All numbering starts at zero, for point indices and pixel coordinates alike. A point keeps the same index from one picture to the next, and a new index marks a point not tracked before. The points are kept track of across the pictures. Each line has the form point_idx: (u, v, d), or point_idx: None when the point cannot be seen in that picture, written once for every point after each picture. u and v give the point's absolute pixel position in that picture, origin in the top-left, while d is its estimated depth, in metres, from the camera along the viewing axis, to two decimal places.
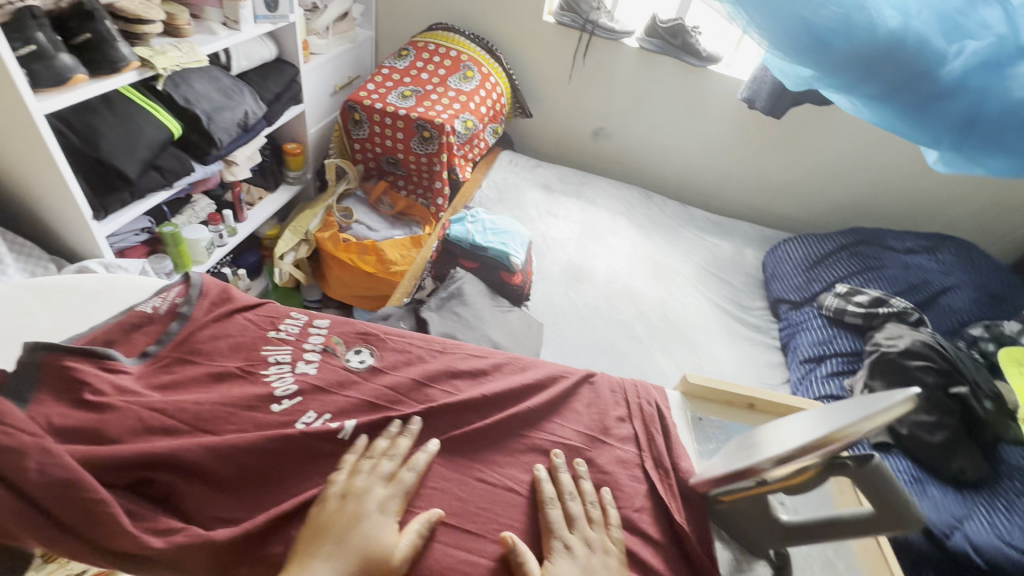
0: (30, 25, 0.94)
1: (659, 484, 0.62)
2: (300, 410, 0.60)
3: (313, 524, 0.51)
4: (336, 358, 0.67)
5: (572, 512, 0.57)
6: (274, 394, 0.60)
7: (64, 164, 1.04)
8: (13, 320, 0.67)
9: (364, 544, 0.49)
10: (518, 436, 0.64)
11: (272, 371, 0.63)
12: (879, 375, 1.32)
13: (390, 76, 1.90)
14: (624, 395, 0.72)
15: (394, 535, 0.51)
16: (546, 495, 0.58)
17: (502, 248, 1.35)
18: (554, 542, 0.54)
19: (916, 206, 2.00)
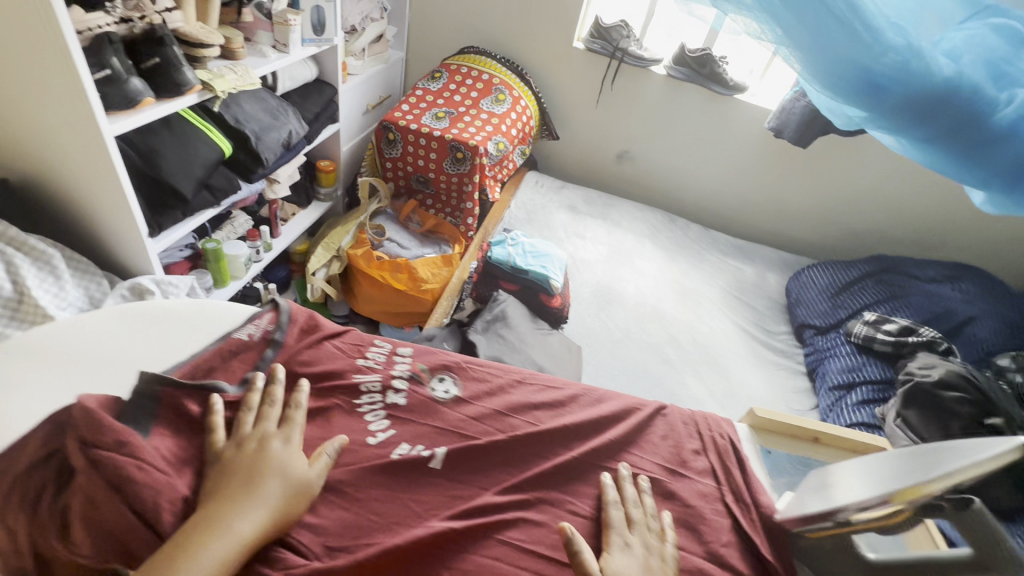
0: (107, 51, 0.96)
1: (742, 519, 0.64)
2: (394, 442, 0.62)
3: (223, 465, 0.54)
4: (422, 386, 0.68)
5: (632, 515, 0.60)
6: (368, 428, 0.62)
7: (127, 184, 1.06)
8: (117, 347, 0.68)
9: (279, 471, 0.54)
10: (601, 469, 0.65)
11: (364, 402, 0.65)
12: (913, 406, 1.33)
13: (424, 97, 1.93)
14: (697, 427, 0.74)
15: (305, 463, 0.56)
16: (608, 496, 0.61)
17: (542, 271, 1.38)
18: (612, 538, 0.57)
19: (938, 235, 2.01)
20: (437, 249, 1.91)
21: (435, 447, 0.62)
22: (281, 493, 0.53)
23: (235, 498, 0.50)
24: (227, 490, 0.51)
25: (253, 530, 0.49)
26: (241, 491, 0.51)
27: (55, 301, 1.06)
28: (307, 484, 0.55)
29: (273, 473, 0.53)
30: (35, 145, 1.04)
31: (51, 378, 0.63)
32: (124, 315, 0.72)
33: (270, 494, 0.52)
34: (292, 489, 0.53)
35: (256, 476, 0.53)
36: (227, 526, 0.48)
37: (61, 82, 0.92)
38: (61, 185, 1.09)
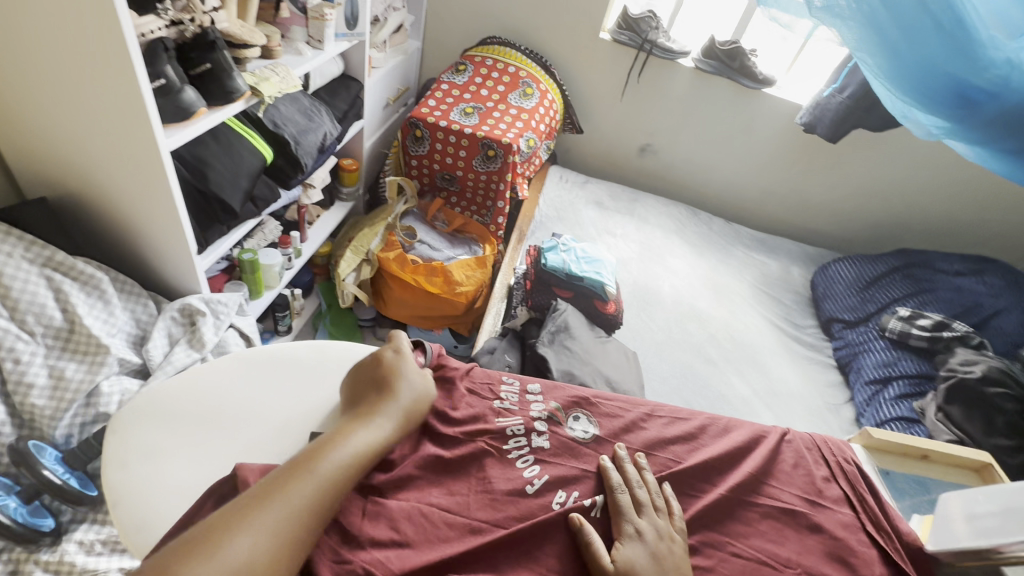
0: (162, 58, 0.88)
1: (889, 549, 0.65)
2: (550, 489, 0.63)
3: (364, 381, 0.71)
4: (560, 424, 0.71)
5: (639, 498, 0.62)
6: (524, 476, 0.64)
7: (180, 202, 1.00)
8: (250, 401, 0.71)
9: (404, 381, 0.69)
10: (749, 504, 0.66)
11: (512, 447, 0.67)
12: (955, 400, 1.38)
13: (450, 92, 1.85)
14: (821, 452, 0.75)
15: (425, 379, 0.72)
16: (614, 480, 0.63)
17: (597, 278, 1.37)
18: (625, 526, 0.59)
19: (952, 229, 2.07)
20: (469, 250, 1.84)
21: (594, 497, 0.63)
22: (409, 398, 0.68)
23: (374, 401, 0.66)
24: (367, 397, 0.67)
25: (392, 426, 0.64)
26: (377, 396, 0.67)
27: (106, 327, 0.99)
28: (425, 390, 0.70)
29: (399, 381, 0.69)
30: (88, 172, 0.98)
31: (198, 448, 0.66)
32: (247, 367, 0.75)
33: (399, 398, 0.67)
34: (415, 395, 0.69)
35: (388, 384, 0.68)
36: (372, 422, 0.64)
37: (116, 89, 0.85)
38: (112, 212, 1.04)
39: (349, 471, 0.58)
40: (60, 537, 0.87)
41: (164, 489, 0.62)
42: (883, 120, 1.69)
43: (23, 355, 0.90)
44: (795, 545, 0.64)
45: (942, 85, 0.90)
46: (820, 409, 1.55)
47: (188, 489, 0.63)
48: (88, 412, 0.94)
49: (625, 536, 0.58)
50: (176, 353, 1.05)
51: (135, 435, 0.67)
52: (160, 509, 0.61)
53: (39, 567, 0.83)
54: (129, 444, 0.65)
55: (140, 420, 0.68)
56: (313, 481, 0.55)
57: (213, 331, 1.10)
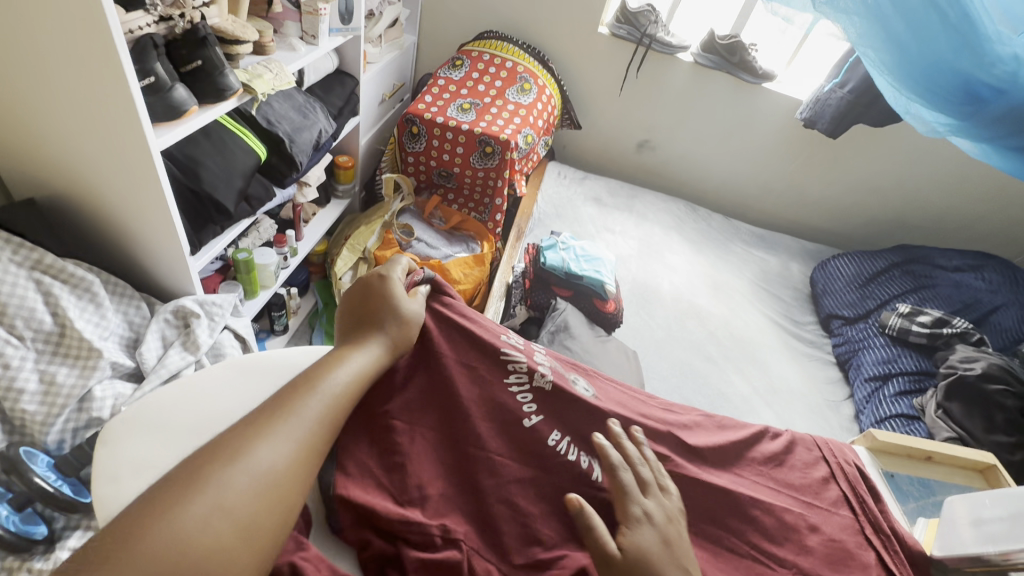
0: (152, 55, 0.86)
1: (885, 552, 0.64)
2: (547, 429, 0.67)
3: (355, 303, 0.68)
4: (564, 378, 0.74)
5: (643, 477, 0.61)
6: (523, 411, 0.68)
7: (172, 203, 0.98)
8: (244, 405, 0.69)
9: (394, 301, 0.68)
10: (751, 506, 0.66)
11: (514, 383, 0.70)
12: (955, 398, 1.38)
13: (447, 87, 1.83)
14: (821, 453, 0.75)
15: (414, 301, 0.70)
16: (613, 459, 0.61)
17: (597, 276, 1.35)
18: (632, 507, 0.57)
19: (951, 225, 2.07)
20: (466, 247, 1.82)
21: (590, 457, 0.66)
22: (399, 319, 0.67)
23: (366, 323, 0.65)
24: (358, 319, 0.66)
25: (384, 346, 0.64)
26: (367, 317, 0.66)
27: (97, 331, 0.98)
28: (416, 312, 0.69)
29: (388, 301, 0.67)
30: (79, 172, 0.96)
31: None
32: (243, 375, 0.72)
33: (389, 320, 0.66)
34: (406, 317, 0.68)
35: (377, 305, 0.67)
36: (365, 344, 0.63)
37: (104, 87, 0.82)
38: (102, 212, 1.01)
39: (347, 392, 0.57)
40: (54, 545, 0.85)
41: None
42: (883, 115, 1.67)
43: (12, 360, 0.88)
44: (795, 546, 0.63)
45: (948, 82, 0.90)
46: (821, 406, 1.54)
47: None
48: (80, 417, 0.92)
49: (634, 517, 0.56)
50: (169, 356, 1.03)
51: (125, 449, 0.63)
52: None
53: (32, 575, 0.81)
54: (119, 460, 0.62)
55: (130, 431, 0.64)
56: (318, 400, 0.54)
57: (207, 333, 1.08)
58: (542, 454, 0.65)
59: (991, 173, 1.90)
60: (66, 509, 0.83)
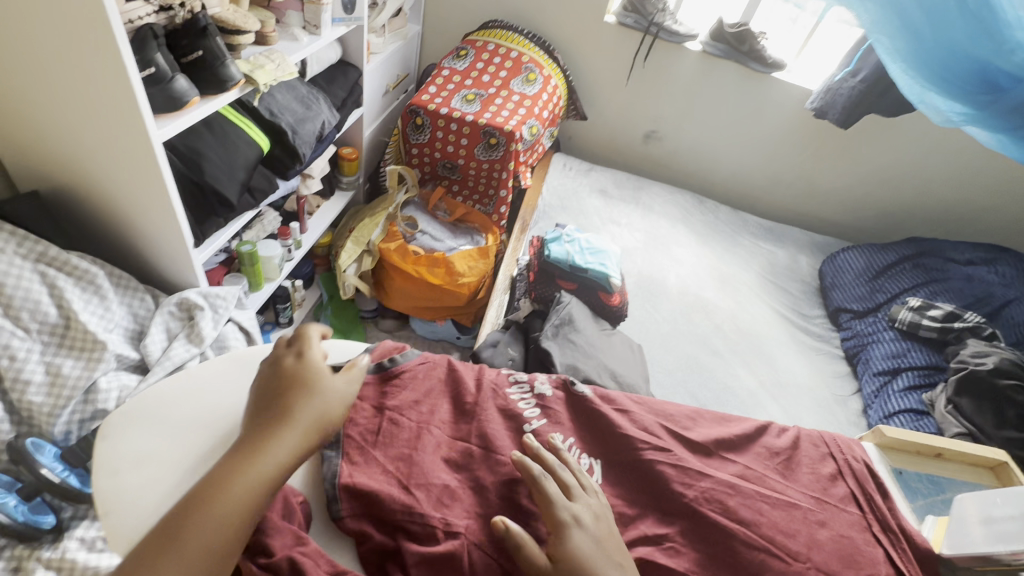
0: (151, 46, 0.85)
1: (892, 551, 0.64)
2: (549, 430, 0.68)
3: (268, 390, 0.59)
4: (569, 381, 0.75)
5: (566, 482, 0.60)
6: (524, 415, 0.69)
7: (175, 196, 0.98)
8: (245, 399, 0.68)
9: (310, 393, 0.59)
10: (754, 496, 0.66)
11: (516, 390, 0.72)
12: (965, 392, 1.35)
13: (451, 78, 1.81)
14: (829, 450, 0.73)
15: (334, 385, 0.61)
16: (535, 472, 0.59)
17: (602, 269, 1.34)
18: (560, 515, 0.56)
19: (964, 216, 2.03)
20: (471, 239, 1.81)
21: (593, 461, 0.67)
22: (315, 415, 0.58)
23: (271, 422, 0.56)
24: (264, 414, 0.57)
25: (291, 451, 0.55)
26: (272, 413, 0.57)
27: (102, 323, 0.98)
28: (342, 397, 0.61)
29: (301, 392, 0.58)
30: (80, 164, 0.96)
31: (190, 455, 0.62)
32: (246, 370, 0.72)
33: (298, 415, 0.57)
34: (322, 409, 0.59)
35: (287, 399, 0.58)
36: (267, 453, 0.54)
37: (102, 78, 0.82)
38: (106, 204, 1.01)
39: (236, 519, 0.50)
40: (62, 534, 0.86)
41: (159, 496, 0.59)
42: (896, 105, 1.63)
43: (19, 352, 0.89)
44: (803, 540, 0.63)
45: (963, 69, 0.89)
46: (828, 400, 1.53)
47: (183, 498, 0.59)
48: (86, 409, 0.93)
49: (563, 526, 0.55)
50: (174, 348, 1.03)
51: (128, 439, 0.63)
52: (150, 517, 0.57)
53: (42, 564, 0.82)
54: (122, 449, 0.62)
55: (133, 424, 0.64)
56: (199, 545, 0.48)
57: (212, 326, 1.09)
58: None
59: (1006, 164, 1.86)
60: (72, 499, 0.84)
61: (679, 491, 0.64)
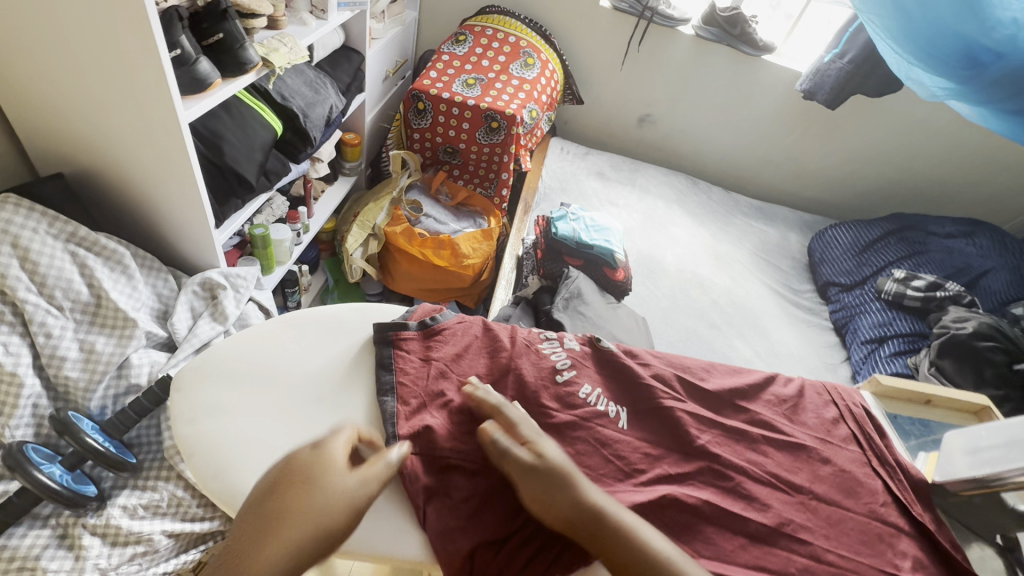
0: (177, 28, 0.87)
1: (890, 482, 0.71)
2: (578, 381, 0.73)
3: (290, 471, 0.54)
4: (595, 338, 0.80)
5: (518, 412, 0.65)
6: (555, 367, 0.74)
7: (200, 178, 1.00)
8: (299, 355, 0.73)
9: (314, 489, 0.52)
10: (759, 437, 0.72)
11: (547, 345, 0.77)
12: (947, 355, 1.44)
13: (451, 63, 1.83)
14: (831, 397, 0.80)
15: (347, 476, 0.54)
16: (493, 401, 0.65)
17: (607, 245, 1.42)
18: (525, 433, 0.62)
19: (944, 193, 2.12)
20: (473, 222, 1.84)
21: (619, 407, 0.72)
22: (310, 517, 0.50)
23: (273, 511, 0.50)
24: (261, 512, 0.51)
25: (300, 533, 0.49)
26: (268, 517, 0.50)
27: (131, 301, 1.01)
28: (350, 498, 0.53)
29: (306, 485, 0.52)
30: (106, 148, 0.98)
31: (258, 405, 0.68)
32: (299, 328, 0.77)
33: (306, 512, 0.51)
34: (326, 501, 0.52)
35: (286, 498, 0.51)
36: (270, 549, 0.48)
37: (134, 61, 0.84)
38: (131, 186, 1.04)
39: None
40: (105, 502, 0.90)
41: (236, 440, 0.65)
42: (880, 85, 1.70)
43: (54, 329, 0.92)
44: (806, 475, 0.70)
45: (949, 45, 0.93)
46: (819, 369, 1.61)
47: (258, 441, 0.65)
48: (120, 384, 0.96)
49: (526, 441, 0.61)
50: (199, 326, 1.06)
51: (200, 393, 0.69)
52: (230, 458, 0.63)
53: (88, 530, 0.87)
54: (197, 402, 0.68)
55: (204, 378, 0.70)
56: None
57: (234, 305, 1.11)
58: (574, 401, 0.71)
59: (988, 139, 1.95)
60: (117, 467, 0.88)
61: (695, 431, 0.70)
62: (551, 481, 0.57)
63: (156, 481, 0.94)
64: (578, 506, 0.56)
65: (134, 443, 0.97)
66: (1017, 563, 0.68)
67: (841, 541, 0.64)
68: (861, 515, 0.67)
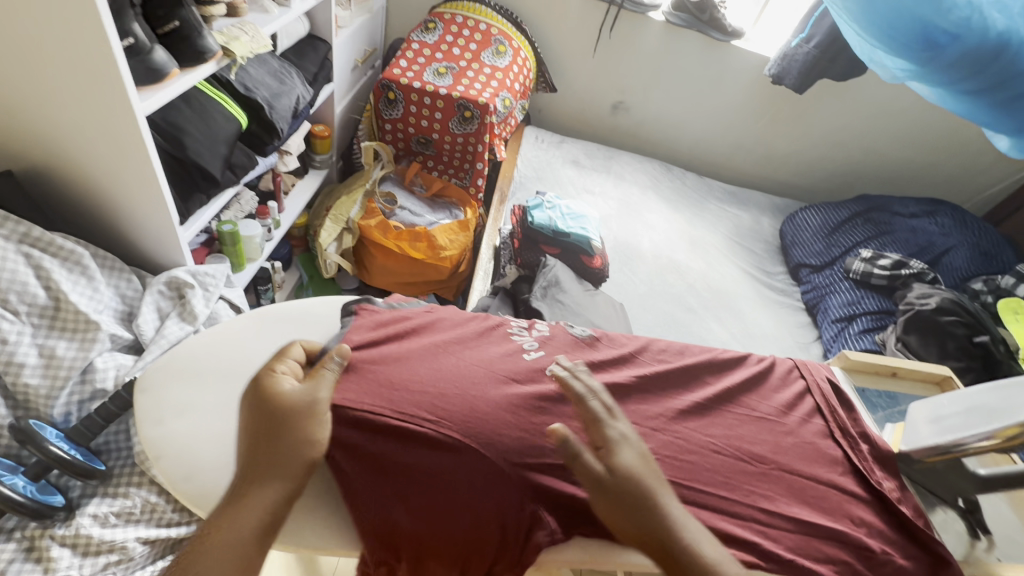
0: (129, 15, 0.82)
1: (850, 452, 0.73)
2: (548, 361, 0.74)
3: (257, 401, 0.62)
4: (567, 329, 0.83)
5: (607, 403, 0.65)
6: (522, 347, 0.76)
7: (161, 173, 0.97)
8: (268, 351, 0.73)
9: (284, 410, 0.60)
10: (730, 414, 0.74)
11: (515, 328, 0.81)
12: (913, 331, 1.50)
13: (421, 51, 1.80)
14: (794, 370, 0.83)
15: (306, 391, 0.62)
16: (576, 394, 0.64)
17: (584, 233, 1.43)
18: (606, 431, 0.62)
19: (907, 173, 2.19)
20: (449, 214, 1.82)
21: (586, 385, 0.72)
22: (290, 436, 0.59)
23: (258, 443, 0.59)
24: (251, 446, 0.59)
25: (288, 452, 0.58)
26: (258, 445, 0.59)
27: (92, 304, 0.97)
28: (315, 408, 0.61)
29: (276, 408, 0.60)
30: (59, 144, 0.94)
31: (226, 401, 0.68)
32: (266, 322, 0.76)
33: (280, 432, 0.59)
34: (297, 418, 0.60)
35: (264, 423, 0.60)
36: (264, 478, 0.57)
37: (83, 49, 0.80)
38: (86, 183, 0.99)
39: (259, 521, 0.55)
40: (73, 512, 0.87)
41: (205, 438, 0.65)
42: (845, 69, 1.74)
43: (10, 335, 0.88)
44: (776, 449, 0.72)
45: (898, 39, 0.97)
46: (792, 348, 1.65)
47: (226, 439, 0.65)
48: (84, 390, 0.93)
49: (611, 443, 0.61)
50: (168, 327, 1.03)
51: (165, 393, 0.68)
52: (198, 458, 0.64)
53: (56, 542, 0.84)
54: (163, 402, 0.67)
55: (170, 378, 0.69)
56: (246, 527, 0.55)
57: (204, 303, 1.08)
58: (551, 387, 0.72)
59: (948, 120, 2.01)
60: (84, 475, 0.84)
61: (669, 411, 0.72)
62: (632, 491, 0.59)
63: (127, 488, 0.91)
64: (652, 516, 0.58)
65: (102, 449, 0.94)
66: (976, 523, 0.74)
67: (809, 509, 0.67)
68: (827, 484, 0.70)
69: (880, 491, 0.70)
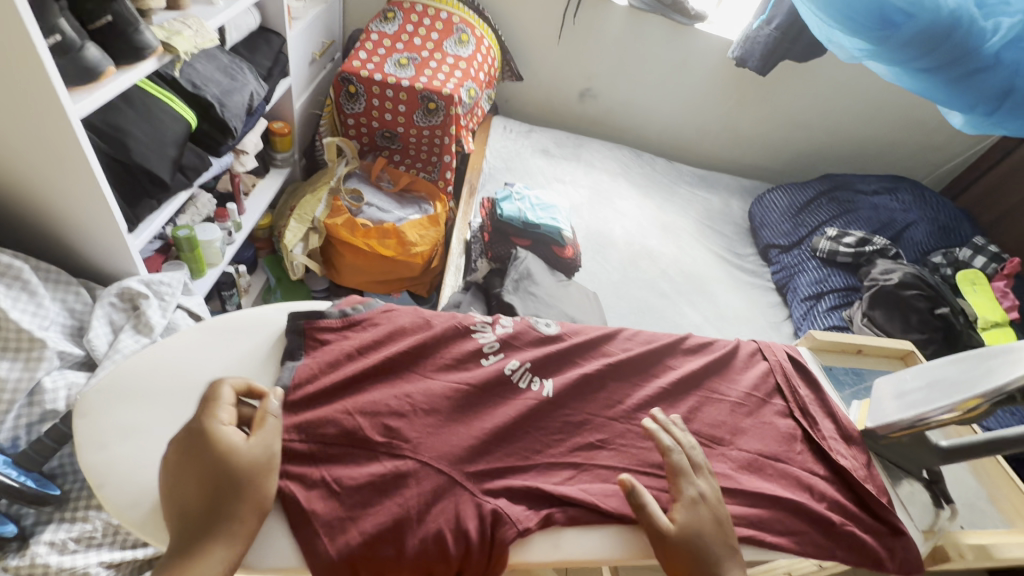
0: (53, 10, 0.76)
1: (811, 430, 0.75)
2: (504, 360, 0.75)
3: (201, 453, 0.57)
4: (530, 323, 0.81)
5: (695, 458, 0.67)
6: (481, 348, 0.75)
7: (102, 178, 0.91)
8: (219, 363, 0.71)
9: (234, 465, 0.56)
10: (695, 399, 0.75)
11: (478, 327, 0.78)
12: (878, 306, 1.54)
13: (381, 42, 1.75)
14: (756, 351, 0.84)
15: (258, 443, 0.59)
16: (666, 443, 0.66)
17: (553, 224, 1.41)
18: (683, 486, 0.63)
19: (869, 151, 2.24)
20: (419, 209, 1.79)
21: (543, 379, 0.74)
22: (245, 493, 0.56)
23: (206, 501, 0.55)
24: (197, 505, 0.55)
25: (242, 510, 0.55)
26: (206, 505, 0.55)
27: (36, 320, 0.91)
28: (268, 460, 0.59)
29: (223, 462, 0.56)
30: None
31: (176, 421, 0.66)
32: (215, 334, 0.74)
33: (235, 490, 0.55)
34: (251, 473, 0.57)
35: (213, 479, 0.56)
36: (213, 540, 0.53)
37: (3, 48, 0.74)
38: (23, 191, 0.93)
39: None
40: (27, 540, 0.83)
41: (155, 460, 0.63)
42: (805, 50, 1.76)
43: None
44: (739, 431, 0.74)
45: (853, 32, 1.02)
46: (765, 328, 1.68)
47: None
48: (32, 412, 0.87)
49: (686, 496, 0.62)
50: (122, 340, 0.98)
51: (110, 415, 0.66)
52: (148, 483, 0.62)
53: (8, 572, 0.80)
54: (107, 427, 0.65)
55: (114, 400, 0.67)
56: None
57: (160, 314, 1.03)
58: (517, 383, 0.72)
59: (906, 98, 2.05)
60: (37, 502, 0.80)
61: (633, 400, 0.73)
62: (696, 550, 0.59)
63: (85, 511, 0.87)
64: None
65: (57, 473, 0.89)
66: (938, 493, 0.77)
67: (777, 489, 0.68)
68: (793, 463, 0.72)
69: (841, 467, 0.72)
